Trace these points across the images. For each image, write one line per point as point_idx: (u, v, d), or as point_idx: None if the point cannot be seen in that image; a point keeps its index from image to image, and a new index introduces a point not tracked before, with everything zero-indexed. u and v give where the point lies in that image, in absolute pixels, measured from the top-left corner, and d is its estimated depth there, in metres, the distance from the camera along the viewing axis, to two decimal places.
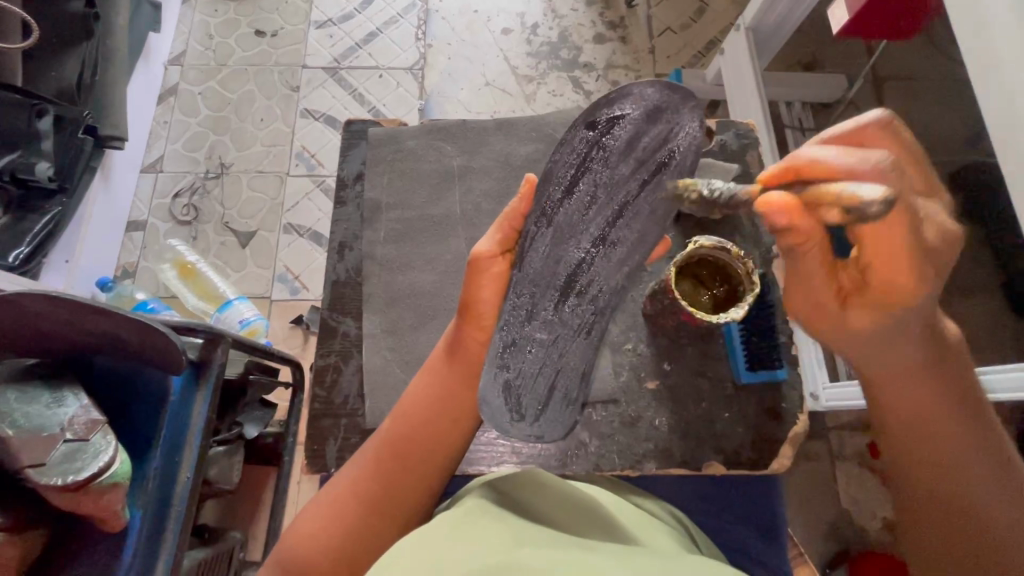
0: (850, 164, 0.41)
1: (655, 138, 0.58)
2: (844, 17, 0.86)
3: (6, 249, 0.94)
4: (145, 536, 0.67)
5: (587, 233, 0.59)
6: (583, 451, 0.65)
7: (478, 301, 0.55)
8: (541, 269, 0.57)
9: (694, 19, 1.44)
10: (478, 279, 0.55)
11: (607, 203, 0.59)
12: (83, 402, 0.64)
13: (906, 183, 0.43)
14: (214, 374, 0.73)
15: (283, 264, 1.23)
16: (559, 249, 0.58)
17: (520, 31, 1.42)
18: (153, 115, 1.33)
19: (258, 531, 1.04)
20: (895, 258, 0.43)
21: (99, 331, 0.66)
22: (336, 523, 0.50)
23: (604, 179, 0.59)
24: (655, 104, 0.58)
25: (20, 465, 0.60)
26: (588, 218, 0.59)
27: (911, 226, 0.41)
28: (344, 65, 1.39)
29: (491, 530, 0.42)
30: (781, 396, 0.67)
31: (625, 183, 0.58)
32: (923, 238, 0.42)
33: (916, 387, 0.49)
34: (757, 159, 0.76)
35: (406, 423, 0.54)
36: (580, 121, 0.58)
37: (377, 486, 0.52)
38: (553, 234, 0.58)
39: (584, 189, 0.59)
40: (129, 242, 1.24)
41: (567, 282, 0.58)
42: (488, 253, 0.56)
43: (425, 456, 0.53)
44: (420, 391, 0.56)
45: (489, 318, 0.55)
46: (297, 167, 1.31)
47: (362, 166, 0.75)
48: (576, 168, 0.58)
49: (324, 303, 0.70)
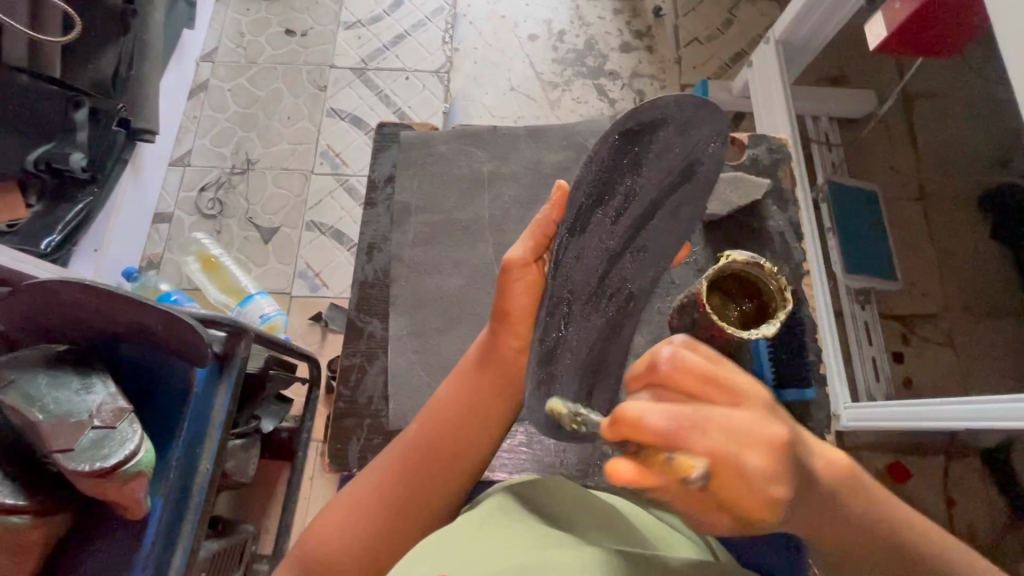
0: (732, 420, 0.27)
1: (682, 152, 0.53)
2: (881, 33, 0.85)
3: (38, 236, 0.96)
4: (164, 524, 0.68)
5: (617, 244, 0.54)
6: (605, 461, 0.65)
7: (514, 310, 0.53)
8: (575, 276, 0.51)
9: (721, 30, 1.43)
10: (510, 286, 0.53)
11: (637, 212, 0.54)
12: (110, 390, 0.65)
13: (725, 440, 0.26)
14: (235, 369, 0.75)
15: (304, 262, 1.24)
16: (594, 257, 0.52)
17: (546, 38, 1.43)
18: (183, 111, 1.36)
19: (270, 525, 1.05)
20: (747, 495, 0.27)
21: (126, 322, 0.67)
22: (358, 524, 0.50)
23: (640, 188, 0.53)
24: (687, 120, 0.52)
25: (48, 449, 0.60)
26: (616, 227, 0.53)
27: (741, 470, 0.27)
28: (371, 66, 1.40)
29: (504, 537, 0.41)
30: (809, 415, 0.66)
31: (654, 191, 0.54)
32: (752, 469, 0.27)
33: (841, 536, 0.38)
34: (788, 174, 0.75)
35: (432, 427, 0.54)
36: (614, 129, 0.49)
37: (401, 488, 0.52)
38: (584, 241, 0.51)
39: (618, 197, 0.52)
40: (155, 234, 1.26)
41: (599, 290, 0.54)
42: (522, 261, 0.53)
43: (451, 460, 0.53)
44: (451, 395, 0.55)
45: (523, 325, 0.54)
46: (321, 166, 1.32)
47: (393, 168, 0.76)
48: (615, 175, 0.51)
49: (351, 303, 0.70)
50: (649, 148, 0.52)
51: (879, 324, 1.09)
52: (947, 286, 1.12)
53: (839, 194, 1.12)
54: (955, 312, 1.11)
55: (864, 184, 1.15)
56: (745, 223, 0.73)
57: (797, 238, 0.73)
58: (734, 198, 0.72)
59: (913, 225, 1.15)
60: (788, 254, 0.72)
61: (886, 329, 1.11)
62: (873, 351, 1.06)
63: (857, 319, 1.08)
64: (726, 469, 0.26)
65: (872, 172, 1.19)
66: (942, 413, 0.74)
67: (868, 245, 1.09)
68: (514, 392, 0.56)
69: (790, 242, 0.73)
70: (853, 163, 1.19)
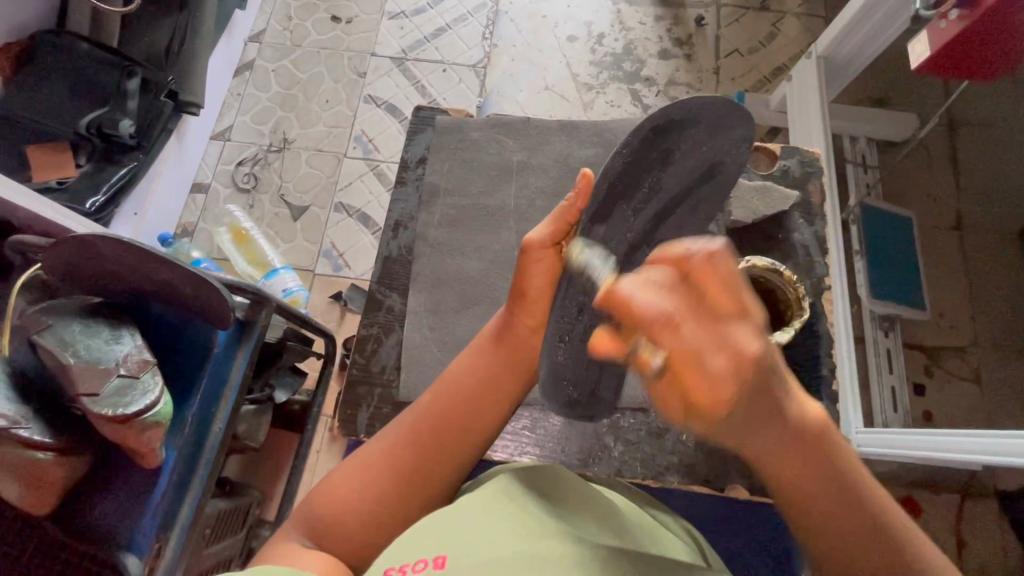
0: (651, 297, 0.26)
1: (708, 150, 0.56)
2: (925, 52, 0.83)
3: (85, 195, 1.02)
4: (177, 475, 0.71)
5: (637, 232, 0.53)
6: (606, 454, 0.65)
7: (531, 292, 0.53)
8: (593, 270, 0.49)
9: (764, 43, 1.42)
10: (528, 267, 0.53)
11: (659, 203, 0.54)
12: (137, 343, 0.69)
13: (689, 332, 0.26)
14: (254, 336, 0.77)
15: (330, 241, 1.28)
16: (618, 245, 0.52)
17: (585, 40, 1.43)
18: (229, 87, 1.40)
19: (276, 492, 1.08)
20: (701, 391, 0.27)
21: (157, 280, 0.70)
22: (364, 486, 0.52)
23: (665, 183, 0.54)
24: (716, 121, 0.54)
25: (76, 392, 0.64)
26: (638, 217, 0.53)
27: (703, 369, 0.27)
28: (411, 56, 1.43)
29: (488, 529, 0.42)
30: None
31: (675, 185, 0.55)
32: (713, 369, 0.27)
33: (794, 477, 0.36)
34: (817, 188, 0.74)
35: (445, 398, 0.55)
36: (646, 126, 0.51)
37: (410, 455, 0.53)
38: (607, 233, 0.51)
39: (643, 192, 0.53)
40: (192, 203, 1.31)
41: (619, 275, 0.54)
42: (540, 244, 0.52)
43: (462, 433, 0.54)
44: (463, 369, 0.56)
45: (537, 305, 0.54)
46: (355, 150, 1.35)
47: (424, 152, 0.78)
48: (641, 167, 0.52)
49: (372, 277, 0.73)
50: (679, 144, 0.54)
51: (902, 352, 1.06)
52: (977, 319, 1.09)
53: (870, 217, 1.10)
54: (984, 348, 1.07)
55: (899, 209, 1.12)
56: (768, 232, 0.72)
57: (821, 252, 0.72)
58: (758, 207, 0.71)
59: (946, 256, 1.12)
60: (809, 266, 0.71)
61: (909, 358, 1.07)
62: (893, 380, 1.03)
63: (880, 347, 1.05)
64: (683, 361, 0.27)
65: (908, 196, 1.16)
66: (957, 446, 0.72)
67: (898, 269, 1.07)
68: (527, 370, 0.56)
69: (813, 255, 0.72)
70: (888, 186, 1.16)
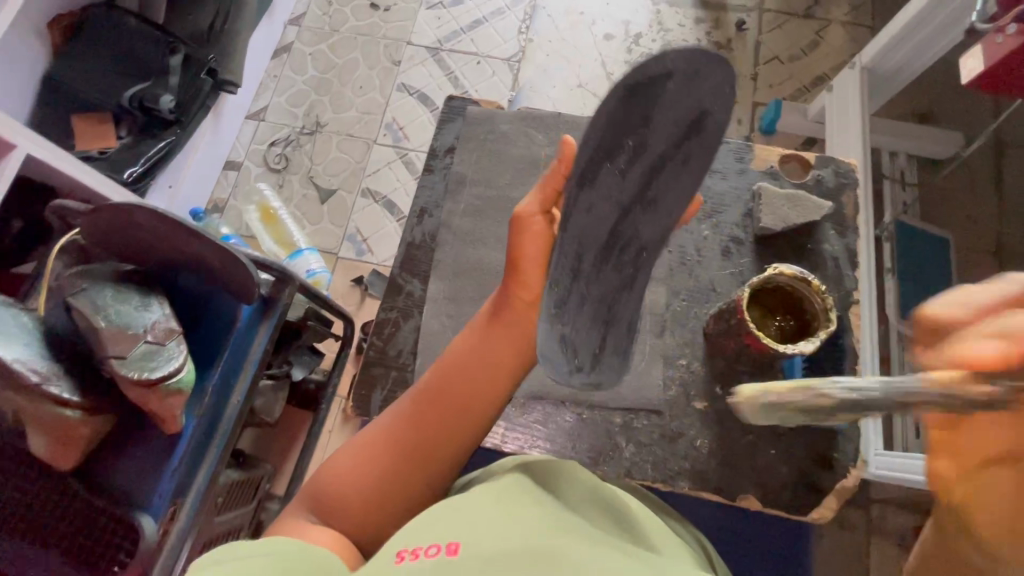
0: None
1: (687, 102, 0.49)
2: (978, 68, 0.80)
3: (123, 166, 1.05)
4: (195, 442, 0.73)
5: (624, 196, 0.52)
6: (617, 453, 0.65)
7: (523, 258, 0.55)
8: (581, 234, 0.52)
9: (805, 52, 1.39)
10: (521, 236, 0.55)
11: (644, 165, 0.51)
12: (165, 312, 0.71)
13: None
14: (277, 313, 0.78)
15: (354, 226, 1.29)
16: (604, 210, 0.52)
17: (622, 39, 1.42)
18: (266, 68, 1.43)
19: (286, 468, 1.10)
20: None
21: (185, 252, 0.72)
22: (367, 464, 0.53)
23: (646, 143, 0.50)
24: (693, 68, 0.48)
25: (105, 354, 0.66)
26: (624, 180, 0.51)
27: None
28: (445, 47, 1.44)
29: (500, 521, 0.42)
30: (835, 445, 0.63)
31: (657, 143, 0.50)
32: None
33: None
34: (852, 201, 0.72)
35: (444, 377, 0.56)
36: (620, 86, 0.49)
37: (412, 434, 0.54)
38: (592, 198, 0.52)
39: (627, 155, 0.51)
40: (223, 180, 1.33)
41: (610, 240, 0.53)
42: (529, 211, 0.55)
43: (462, 412, 0.55)
44: (462, 349, 0.57)
45: (532, 273, 0.55)
46: (384, 137, 1.36)
47: (454, 141, 0.78)
48: (618, 128, 0.50)
49: (396, 261, 0.73)
50: (656, 98, 0.49)
51: None
52: None
53: (903, 236, 1.07)
54: None
55: (935, 230, 1.09)
56: (798, 242, 0.70)
57: (851, 266, 0.70)
58: (791, 216, 0.70)
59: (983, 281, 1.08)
60: (838, 280, 0.69)
61: None
62: None
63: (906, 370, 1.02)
64: None
65: (945, 217, 1.12)
66: None
67: (929, 292, 1.04)
68: (526, 347, 0.56)
69: (844, 269, 0.70)
70: (926, 205, 1.13)
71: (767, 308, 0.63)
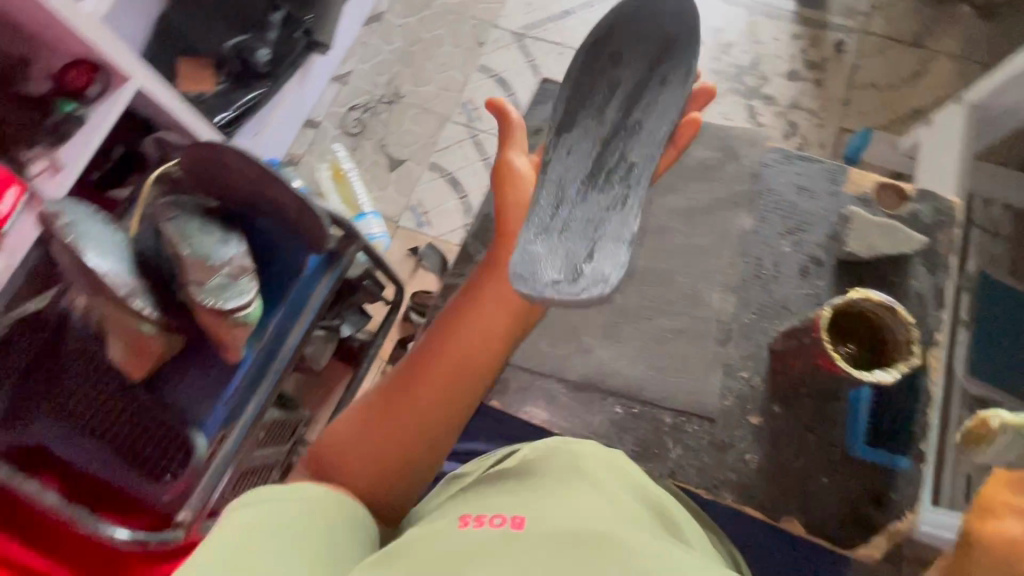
0: None
1: (643, 30, 0.68)
2: None
3: (216, 110, 1.11)
4: (250, 373, 0.77)
5: (605, 126, 0.66)
6: (662, 454, 0.64)
7: (506, 207, 0.65)
8: (567, 167, 0.64)
9: (906, 81, 1.31)
10: (507, 189, 0.65)
11: (621, 96, 0.67)
12: (241, 249, 0.74)
13: None
14: (340, 266, 0.82)
15: (418, 197, 1.32)
16: (584, 145, 0.65)
17: (712, 46, 1.38)
18: (357, 34, 1.47)
19: (322, 416, 1.15)
20: None
21: (266, 197, 0.76)
22: (366, 431, 0.56)
23: (624, 82, 0.67)
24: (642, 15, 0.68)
25: (186, 279, 0.71)
26: (605, 109, 0.66)
27: None
28: (531, 34, 1.44)
29: (558, 506, 0.43)
30: (894, 484, 0.62)
31: (631, 70, 0.67)
32: None
33: None
34: (947, 240, 0.69)
35: (438, 343, 0.59)
36: (582, 49, 0.68)
37: (408, 398, 0.56)
38: (571, 132, 0.66)
39: (594, 95, 0.67)
40: (302, 136, 1.38)
41: (597, 164, 0.64)
42: (524, 166, 0.66)
43: (457, 376, 0.57)
44: (454, 316, 0.60)
45: (514, 218, 0.64)
46: (458, 116, 1.39)
47: (543, 124, 0.79)
48: (593, 79, 0.67)
49: (469, 231, 0.75)
50: (617, 49, 0.68)
51: None
52: None
53: (986, 289, 1.01)
54: None
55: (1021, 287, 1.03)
56: (883, 274, 0.68)
57: (937, 306, 0.67)
58: (878, 244, 0.67)
59: None
60: (921, 319, 0.66)
61: None
62: None
63: None
64: None
65: None
66: None
67: (1004, 350, 0.98)
68: (514, 312, 0.60)
69: (929, 308, 0.67)
70: (1017, 259, 1.05)
71: (841, 332, 0.60)
